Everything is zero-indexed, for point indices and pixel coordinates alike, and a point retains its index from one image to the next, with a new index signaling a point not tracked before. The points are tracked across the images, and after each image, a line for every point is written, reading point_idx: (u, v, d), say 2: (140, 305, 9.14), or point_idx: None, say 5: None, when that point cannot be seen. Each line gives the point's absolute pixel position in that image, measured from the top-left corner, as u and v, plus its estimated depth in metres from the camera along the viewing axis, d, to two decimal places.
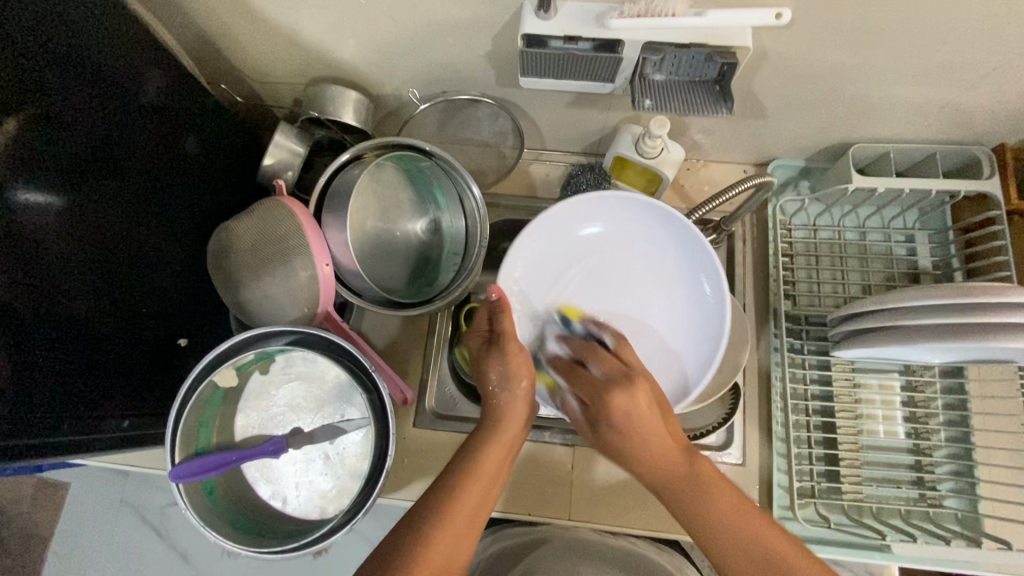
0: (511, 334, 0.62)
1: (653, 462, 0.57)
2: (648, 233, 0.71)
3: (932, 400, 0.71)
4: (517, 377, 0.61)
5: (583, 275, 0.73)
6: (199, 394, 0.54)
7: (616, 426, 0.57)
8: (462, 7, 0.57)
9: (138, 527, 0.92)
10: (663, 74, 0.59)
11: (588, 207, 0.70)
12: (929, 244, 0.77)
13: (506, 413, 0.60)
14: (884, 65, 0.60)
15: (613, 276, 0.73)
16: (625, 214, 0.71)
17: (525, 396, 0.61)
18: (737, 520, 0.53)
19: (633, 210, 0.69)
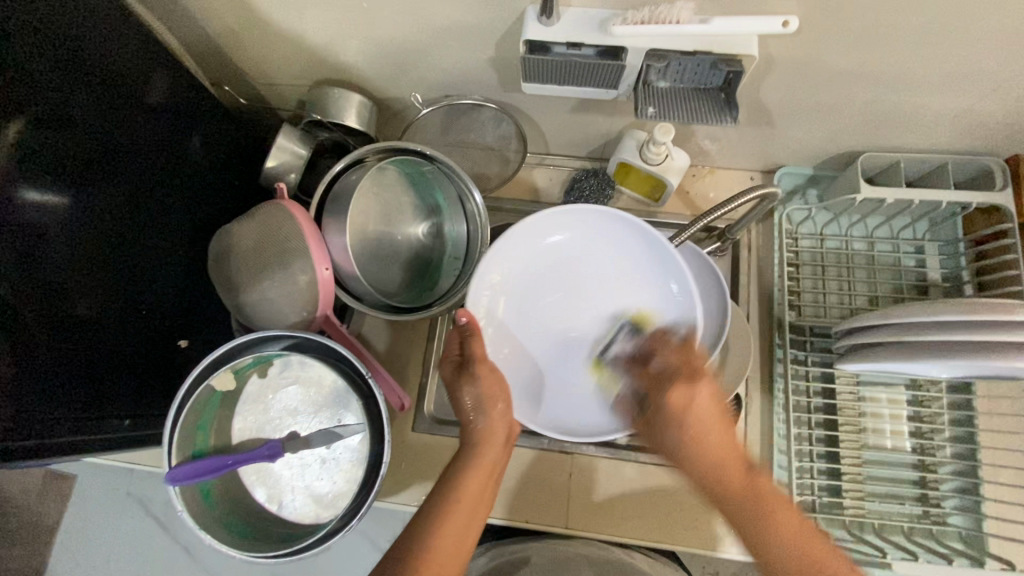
0: (482, 357, 0.60)
1: (710, 459, 0.56)
2: (605, 235, 0.64)
3: (939, 416, 0.70)
4: (491, 399, 0.60)
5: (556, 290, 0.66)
6: (196, 398, 0.54)
7: (680, 419, 0.57)
8: (465, 12, 0.57)
9: (141, 522, 0.93)
10: (667, 82, 0.58)
11: (542, 222, 0.63)
12: (939, 255, 0.75)
13: (484, 437, 0.60)
14: (893, 74, 0.58)
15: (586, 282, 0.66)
16: (580, 220, 0.63)
17: (502, 417, 0.60)
18: (793, 537, 0.51)
19: (583, 215, 0.62)
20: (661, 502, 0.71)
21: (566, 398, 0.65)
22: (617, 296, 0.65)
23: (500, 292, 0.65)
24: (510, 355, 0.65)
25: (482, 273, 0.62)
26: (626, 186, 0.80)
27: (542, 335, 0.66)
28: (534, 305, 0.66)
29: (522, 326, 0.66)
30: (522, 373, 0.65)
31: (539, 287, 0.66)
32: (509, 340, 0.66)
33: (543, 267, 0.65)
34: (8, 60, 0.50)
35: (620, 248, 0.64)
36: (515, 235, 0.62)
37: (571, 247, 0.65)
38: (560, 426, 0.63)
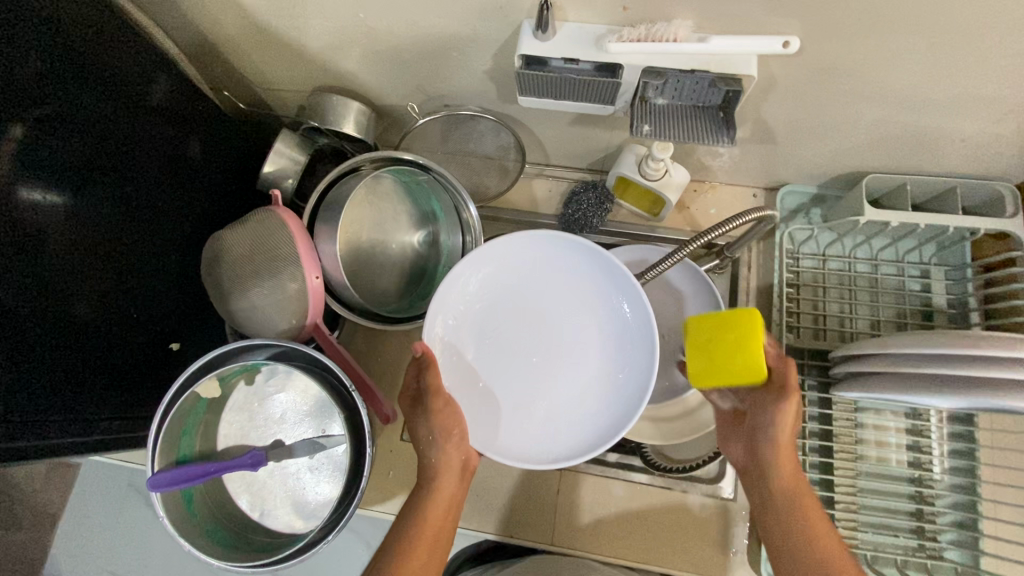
0: (437, 391, 0.58)
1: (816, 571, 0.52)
2: (560, 263, 0.63)
3: (938, 448, 0.68)
4: (446, 430, 0.58)
5: (511, 318, 0.65)
6: (181, 404, 0.54)
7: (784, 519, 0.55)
8: (463, 24, 0.56)
9: (140, 518, 0.94)
10: (664, 99, 0.57)
11: (494, 250, 0.62)
12: (945, 280, 0.73)
13: (440, 469, 0.57)
14: (900, 95, 0.57)
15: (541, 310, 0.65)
16: (533, 250, 0.63)
17: (456, 446, 0.58)
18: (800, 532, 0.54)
19: (531, 242, 0.62)
20: (650, 523, 0.70)
21: (525, 426, 0.62)
22: (575, 323, 0.64)
23: (459, 319, 0.64)
24: (468, 383, 0.63)
25: (440, 299, 0.61)
26: (625, 200, 0.79)
27: (501, 364, 0.64)
28: (493, 334, 0.64)
29: (481, 352, 0.64)
30: (481, 404, 0.63)
31: (498, 316, 0.64)
32: (469, 370, 0.64)
33: (500, 295, 0.64)
34: (16, 62, 0.51)
35: (574, 275, 0.63)
36: (471, 260, 0.62)
37: (521, 275, 0.64)
38: (516, 454, 0.60)
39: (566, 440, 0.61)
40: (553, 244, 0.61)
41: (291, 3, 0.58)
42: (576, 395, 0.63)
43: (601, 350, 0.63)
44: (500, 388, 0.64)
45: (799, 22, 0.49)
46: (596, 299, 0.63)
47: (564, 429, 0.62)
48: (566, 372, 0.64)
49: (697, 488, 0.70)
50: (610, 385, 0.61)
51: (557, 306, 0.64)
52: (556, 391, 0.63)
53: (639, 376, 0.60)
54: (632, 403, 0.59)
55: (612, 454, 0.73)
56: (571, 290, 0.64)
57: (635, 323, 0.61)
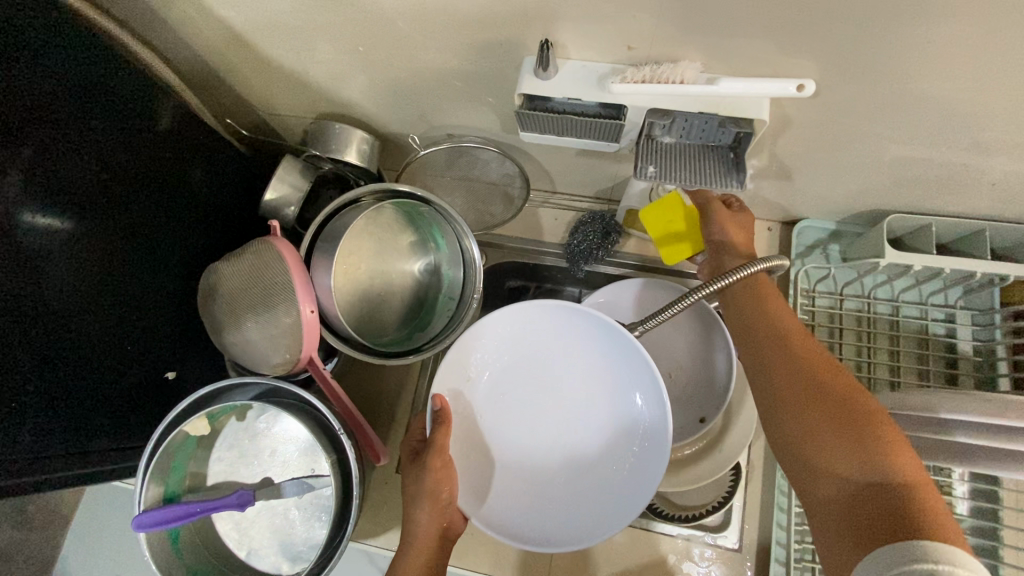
0: (439, 450, 0.56)
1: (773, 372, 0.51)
2: (578, 332, 0.61)
3: (959, 505, 0.64)
4: (435, 495, 0.56)
5: (520, 387, 0.63)
6: (170, 442, 0.54)
7: (752, 329, 0.55)
8: (465, 57, 0.55)
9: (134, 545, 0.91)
10: (672, 137, 0.55)
11: (512, 315, 0.62)
12: (972, 325, 0.69)
13: (421, 531, 0.56)
14: (925, 138, 0.54)
15: (551, 381, 0.63)
16: (553, 320, 0.62)
17: (440, 514, 0.56)
18: (772, 338, 0.53)
19: (547, 312, 0.61)
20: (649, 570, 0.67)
21: (521, 496, 0.61)
22: (588, 393, 0.62)
23: (471, 381, 0.63)
24: (471, 448, 0.62)
25: (453, 361, 0.62)
26: (635, 228, 0.76)
27: (507, 429, 0.63)
28: (502, 397, 0.63)
29: (488, 421, 0.63)
30: (479, 469, 0.62)
31: (507, 383, 0.63)
32: (473, 441, 0.62)
33: (512, 361, 0.63)
34: (30, 88, 0.52)
35: (593, 344, 0.61)
36: (486, 326, 0.62)
37: (534, 342, 0.63)
38: (508, 527, 0.59)
39: (566, 519, 0.59)
40: (573, 317, 0.60)
41: (290, 34, 0.57)
42: (579, 468, 0.61)
43: (612, 424, 0.61)
44: (501, 456, 0.62)
45: (815, 65, 0.47)
46: (612, 372, 0.61)
47: (568, 507, 0.60)
48: (570, 441, 0.62)
49: (700, 537, 0.67)
50: (613, 459, 0.60)
51: (571, 373, 0.62)
52: (557, 460, 0.61)
53: (647, 458, 0.57)
54: (637, 486, 0.57)
55: None
56: (587, 358, 0.62)
57: (646, 399, 0.58)
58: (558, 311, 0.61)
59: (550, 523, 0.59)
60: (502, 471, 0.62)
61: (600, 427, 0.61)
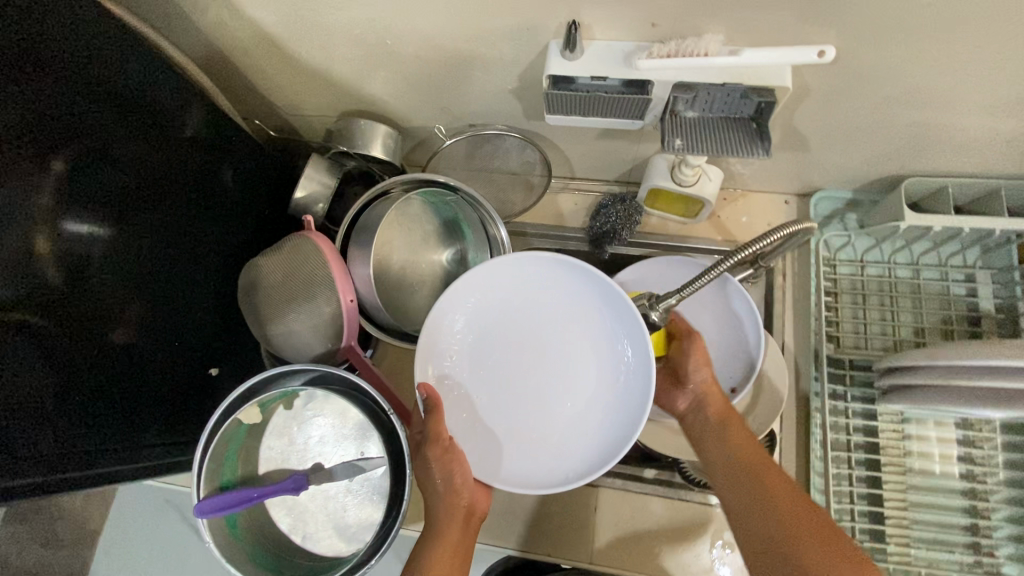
0: (436, 439, 0.55)
1: (755, 509, 0.55)
2: (544, 283, 0.62)
3: (992, 458, 0.65)
4: (450, 476, 0.56)
5: (507, 346, 0.63)
6: (224, 429, 0.55)
7: (727, 465, 0.59)
8: (490, 46, 0.57)
9: None
10: (694, 111, 0.56)
11: (488, 276, 0.61)
12: (992, 284, 0.70)
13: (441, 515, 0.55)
14: (941, 101, 0.55)
15: (539, 336, 0.63)
16: (530, 276, 0.61)
17: (457, 493, 0.56)
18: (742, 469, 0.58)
19: (523, 268, 0.61)
20: (690, 538, 0.68)
21: (521, 450, 0.61)
22: (571, 338, 0.63)
23: (457, 346, 0.63)
24: (466, 411, 0.62)
25: (431, 339, 0.61)
26: (656, 208, 0.78)
27: (498, 389, 0.63)
28: (489, 362, 0.63)
29: (479, 381, 0.63)
30: (484, 434, 0.62)
31: (494, 343, 0.63)
32: (467, 402, 0.62)
33: (496, 321, 0.63)
34: (64, 100, 0.53)
35: (561, 292, 0.62)
36: (459, 293, 0.61)
37: (515, 301, 0.63)
38: (529, 483, 0.59)
39: (565, 467, 0.59)
40: (551, 270, 0.60)
41: (320, 30, 0.59)
42: (579, 411, 0.61)
43: (602, 362, 0.61)
44: (495, 413, 0.62)
45: (833, 32, 0.48)
46: (589, 314, 0.62)
47: (567, 455, 0.60)
48: (563, 392, 0.62)
49: None
50: (603, 408, 0.60)
51: (554, 326, 0.63)
52: (552, 412, 0.62)
53: (635, 406, 0.57)
54: (626, 432, 0.57)
55: (649, 471, 0.72)
56: (561, 306, 0.63)
57: (628, 331, 0.58)
58: (535, 266, 0.61)
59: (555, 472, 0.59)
60: (499, 427, 0.62)
61: (588, 376, 0.62)
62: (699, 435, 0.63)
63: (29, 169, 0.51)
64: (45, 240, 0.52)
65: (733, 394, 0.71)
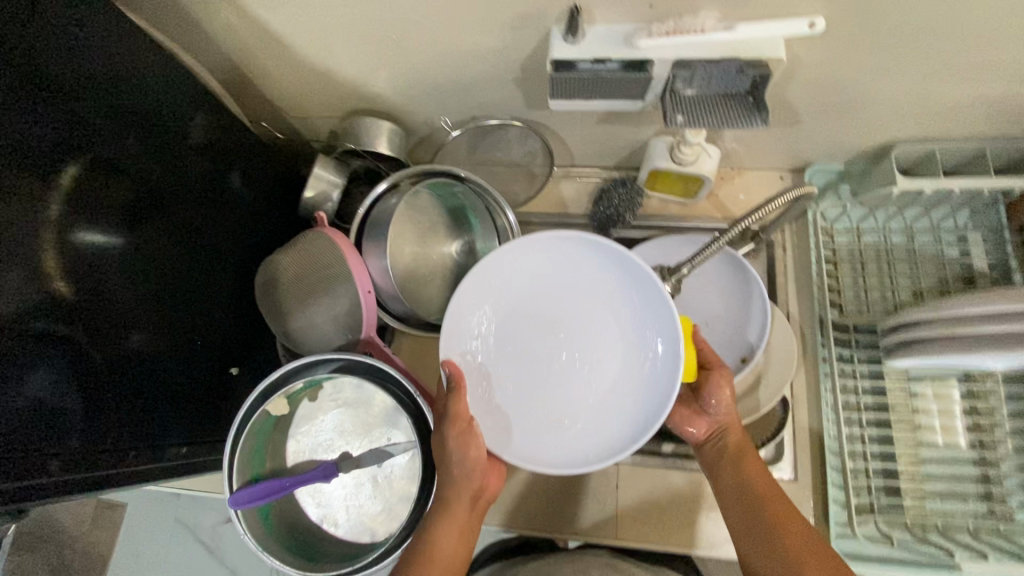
0: (456, 417, 0.55)
1: (753, 518, 0.58)
2: (568, 263, 0.63)
3: (997, 409, 0.67)
4: (465, 457, 0.54)
5: (531, 324, 0.64)
6: (253, 422, 0.56)
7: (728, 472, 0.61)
8: (491, 35, 0.58)
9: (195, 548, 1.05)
10: (693, 88, 0.58)
11: (515, 253, 0.63)
12: (984, 244, 0.73)
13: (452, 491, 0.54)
14: (925, 67, 0.58)
15: (563, 314, 0.64)
16: (557, 252, 0.63)
17: (471, 473, 0.54)
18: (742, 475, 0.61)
19: (553, 243, 0.62)
20: (714, 509, 0.69)
21: (539, 428, 0.62)
22: (595, 319, 0.64)
23: (481, 324, 0.64)
24: (487, 390, 0.63)
25: (455, 318, 0.63)
26: (657, 190, 0.80)
27: (519, 367, 0.64)
28: (510, 343, 0.64)
29: (502, 359, 0.64)
30: (502, 413, 0.63)
31: (518, 321, 0.64)
32: (488, 380, 0.64)
33: (521, 299, 0.64)
34: (76, 112, 0.53)
35: (587, 272, 0.63)
36: (486, 270, 0.63)
37: (542, 278, 0.64)
38: (546, 461, 0.60)
39: (583, 443, 0.61)
40: (578, 247, 0.62)
41: (326, 29, 0.61)
42: (602, 391, 0.62)
43: (628, 344, 0.62)
44: (515, 391, 0.63)
45: (822, 3, 0.51)
46: (615, 294, 0.63)
47: (585, 431, 0.61)
48: (584, 369, 0.63)
49: None
50: (624, 385, 0.61)
51: (579, 303, 0.64)
52: (572, 390, 0.63)
53: (659, 381, 0.59)
54: (650, 407, 0.58)
55: (667, 445, 0.74)
56: (585, 286, 0.64)
57: (656, 314, 0.59)
58: (564, 244, 0.62)
59: (573, 447, 0.61)
60: (517, 406, 0.63)
61: (610, 354, 0.62)
62: (717, 465, 0.63)
63: (42, 181, 0.50)
64: (52, 254, 0.52)
65: (743, 363, 0.72)
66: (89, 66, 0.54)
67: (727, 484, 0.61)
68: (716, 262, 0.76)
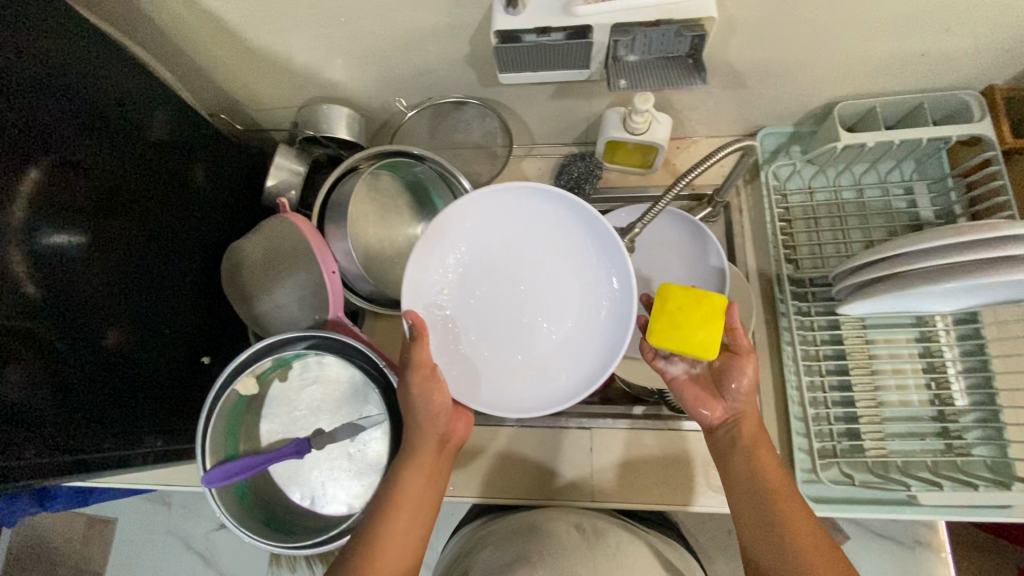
0: (417, 366, 0.56)
1: (754, 492, 0.59)
2: (524, 216, 0.65)
3: (948, 350, 0.71)
4: (430, 402, 0.56)
5: (490, 277, 0.66)
6: (223, 403, 0.57)
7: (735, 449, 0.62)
8: (435, 14, 0.60)
9: (186, 554, 1.05)
10: (636, 55, 0.60)
11: (470, 209, 0.64)
12: (929, 194, 0.76)
13: (420, 435, 0.57)
14: (857, 25, 0.60)
15: (520, 266, 0.67)
16: (510, 206, 0.64)
17: (436, 417, 0.57)
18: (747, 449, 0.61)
19: (506, 196, 0.63)
20: (687, 466, 0.71)
21: (504, 377, 0.65)
22: (553, 266, 0.66)
23: (441, 282, 0.65)
24: (451, 345, 0.65)
25: (418, 277, 0.63)
26: (616, 162, 0.82)
27: (482, 319, 0.66)
28: (472, 295, 0.66)
29: (466, 313, 0.66)
30: (468, 363, 0.65)
31: (478, 275, 0.66)
32: (453, 335, 0.65)
33: (480, 254, 0.66)
34: (34, 115, 0.53)
35: (545, 223, 0.65)
36: (443, 229, 0.64)
37: (498, 233, 0.66)
38: (511, 406, 0.63)
39: (547, 388, 0.63)
40: (529, 199, 0.63)
41: (274, 16, 0.61)
42: (564, 335, 0.65)
43: (587, 288, 0.65)
44: (478, 343, 0.66)
45: None
46: (573, 241, 0.65)
47: (549, 376, 0.64)
48: (543, 317, 0.66)
49: None
50: (583, 329, 0.64)
51: (535, 254, 0.66)
52: (534, 338, 0.66)
53: (615, 321, 0.62)
54: (608, 346, 0.62)
55: (637, 407, 0.75)
56: (544, 237, 0.66)
57: (613, 260, 0.62)
58: (515, 197, 0.63)
59: (538, 393, 0.63)
60: (482, 357, 0.65)
61: (568, 300, 0.66)
62: (727, 451, 0.62)
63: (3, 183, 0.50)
64: (19, 255, 0.52)
65: None
66: (43, 67, 0.54)
67: (737, 473, 0.61)
68: (674, 226, 0.78)
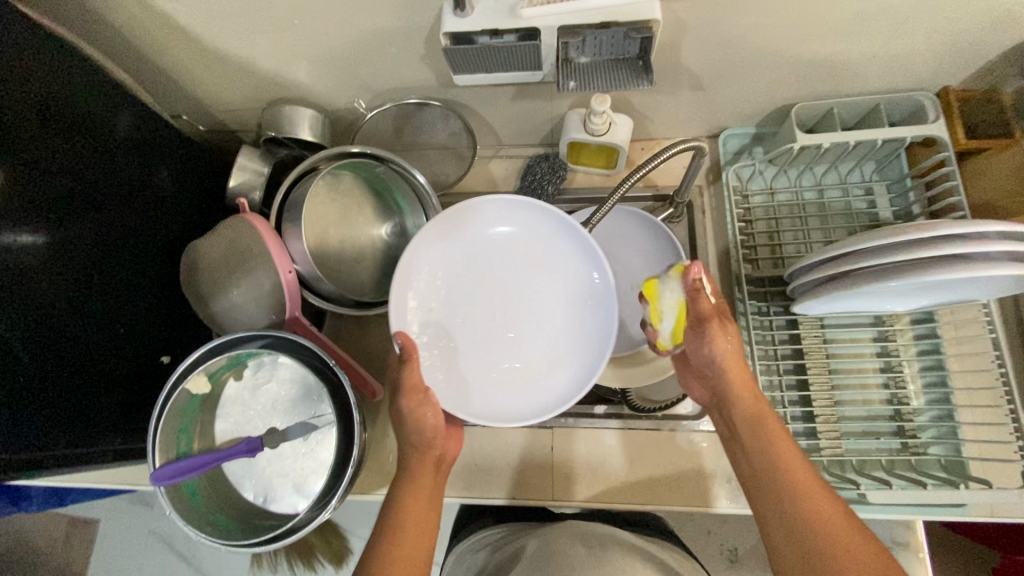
0: (413, 386, 0.58)
1: (759, 464, 0.54)
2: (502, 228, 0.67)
3: (905, 349, 0.71)
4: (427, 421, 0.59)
5: (474, 289, 0.67)
6: (175, 402, 0.58)
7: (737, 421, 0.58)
8: (387, 16, 0.60)
9: (166, 554, 1.04)
10: (587, 57, 0.61)
11: (451, 223, 0.65)
12: (888, 195, 0.77)
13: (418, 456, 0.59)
14: (809, 26, 0.60)
15: (504, 278, 0.68)
16: (490, 219, 0.66)
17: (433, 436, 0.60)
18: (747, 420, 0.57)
19: (485, 209, 0.65)
20: (648, 465, 0.72)
21: (493, 387, 0.66)
22: (534, 274, 0.68)
23: (425, 295, 0.66)
24: (438, 357, 0.66)
25: (402, 289, 0.64)
26: (580, 163, 0.83)
27: (469, 331, 0.67)
28: (458, 307, 0.67)
29: (453, 325, 0.67)
30: (462, 374, 0.66)
31: (462, 288, 0.67)
32: (441, 347, 0.66)
33: (463, 267, 0.67)
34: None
35: (524, 234, 0.67)
36: (424, 242, 0.65)
37: (479, 246, 0.68)
38: (506, 414, 0.64)
39: (539, 396, 0.65)
40: (507, 211, 0.66)
41: (229, 18, 0.62)
42: (552, 342, 0.66)
43: (569, 291, 0.67)
44: (467, 354, 0.66)
45: None
46: (552, 249, 0.67)
47: (541, 384, 0.65)
48: (530, 328, 0.67)
49: (683, 425, 0.73)
50: (570, 334, 0.66)
51: (516, 266, 0.68)
52: (523, 348, 0.67)
53: (601, 321, 0.64)
54: (597, 346, 0.64)
55: (599, 407, 0.76)
56: (524, 248, 0.67)
57: (593, 262, 0.65)
58: (494, 210, 0.66)
59: (530, 402, 0.64)
60: (472, 368, 0.66)
61: (553, 308, 0.67)
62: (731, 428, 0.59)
63: None
64: None
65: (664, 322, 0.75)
66: (6, 69, 0.55)
67: (742, 458, 0.57)
68: (634, 226, 0.79)
